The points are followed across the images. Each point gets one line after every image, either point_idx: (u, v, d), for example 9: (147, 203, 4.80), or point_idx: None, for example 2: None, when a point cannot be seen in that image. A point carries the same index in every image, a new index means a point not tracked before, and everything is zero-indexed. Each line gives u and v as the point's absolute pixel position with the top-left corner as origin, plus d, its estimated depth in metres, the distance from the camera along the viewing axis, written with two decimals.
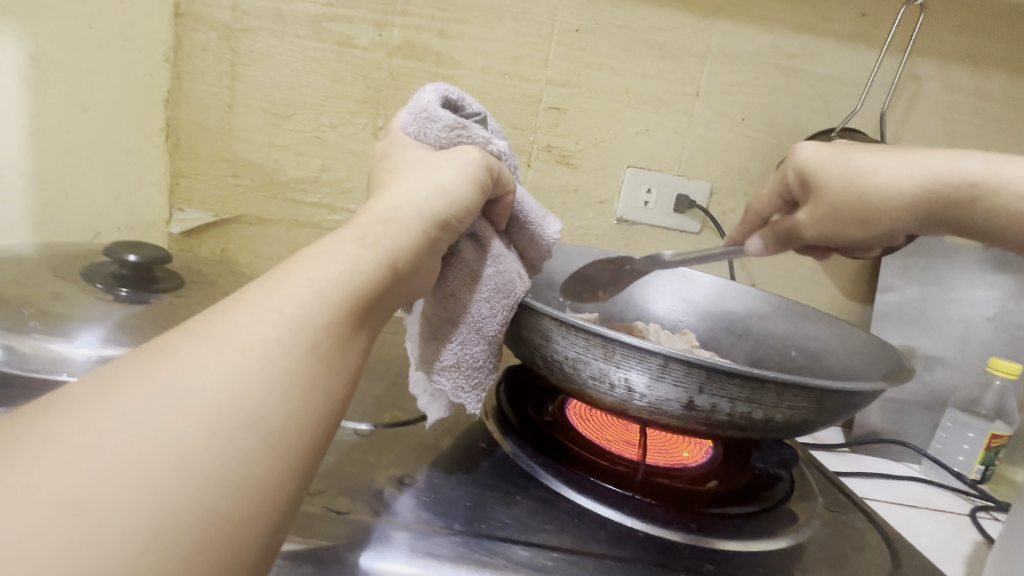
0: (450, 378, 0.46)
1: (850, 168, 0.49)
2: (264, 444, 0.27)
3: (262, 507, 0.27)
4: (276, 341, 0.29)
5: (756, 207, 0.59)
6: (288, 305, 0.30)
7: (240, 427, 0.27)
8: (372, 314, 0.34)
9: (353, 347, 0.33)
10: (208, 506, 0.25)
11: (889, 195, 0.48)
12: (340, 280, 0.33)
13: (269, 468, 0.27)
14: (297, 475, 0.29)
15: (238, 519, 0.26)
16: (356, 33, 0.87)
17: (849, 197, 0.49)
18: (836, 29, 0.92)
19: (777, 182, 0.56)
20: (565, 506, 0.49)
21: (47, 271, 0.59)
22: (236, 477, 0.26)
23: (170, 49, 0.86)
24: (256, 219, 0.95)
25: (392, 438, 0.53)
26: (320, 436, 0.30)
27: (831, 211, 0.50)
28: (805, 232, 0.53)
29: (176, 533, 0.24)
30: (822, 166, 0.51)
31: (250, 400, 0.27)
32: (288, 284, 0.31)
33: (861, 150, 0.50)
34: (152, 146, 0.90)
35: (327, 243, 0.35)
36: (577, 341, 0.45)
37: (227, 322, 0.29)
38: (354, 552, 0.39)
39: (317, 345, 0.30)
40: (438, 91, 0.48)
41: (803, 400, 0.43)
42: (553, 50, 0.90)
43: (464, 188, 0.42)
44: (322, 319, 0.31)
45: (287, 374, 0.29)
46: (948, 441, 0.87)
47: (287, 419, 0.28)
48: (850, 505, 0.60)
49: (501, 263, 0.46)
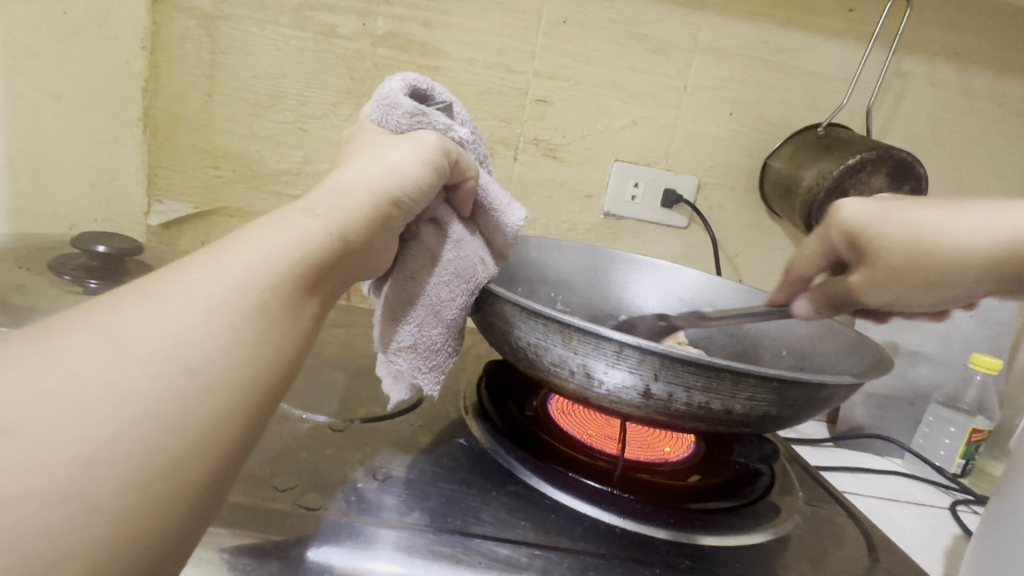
0: (407, 358, 0.44)
1: (915, 227, 0.45)
2: (207, 390, 0.26)
3: (206, 449, 0.26)
4: (222, 295, 0.28)
5: (799, 269, 0.55)
6: (237, 265, 0.30)
7: (181, 372, 0.26)
8: (324, 282, 0.33)
9: (303, 312, 0.31)
10: (145, 442, 0.24)
11: (967, 255, 0.42)
12: (289, 247, 0.32)
13: (213, 412, 0.26)
14: (244, 425, 0.27)
15: (178, 458, 0.25)
16: (339, 21, 0.86)
17: (915, 258, 0.44)
18: (823, 24, 0.92)
19: (821, 241, 0.53)
20: (544, 502, 0.48)
21: (14, 263, 0.57)
22: (178, 417, 0.25)
23: (147, 36, 0.83)
24: (237, 211, 0.93)
25: (369, 434, 0.52)
26: (267, 393, 0.29)
27: (894, 276, 0.46)
28: (860, 295, 0.48)
29: (110, 464, 0.23)
30: (874, 226, 0.47)
31: (194, 347, 0.26)
32: (238, 247, 0.30)
33: (913, 207, 0.46)
34: (129, 135, 0.88)
35: (277, 213, 0.34)
36: (538, 327, 0.44)
37: (176, 276, 0.28)
38: (326, 549, 0.38)
39: (265, 304, 0.29)
40: (405, 81, 0.46)
41: (763, 390, 0.42)
42: (540, 42, 0.89)
43: (420, 170, 0.40)
44: (272, 280, 0.30)
45: (233, 326, 0.28)
46: (930, 435, 0.88)
47: (232, 368, 0.27)
48: (831, 499, 0.60)
49: (461, 248, 0.44)
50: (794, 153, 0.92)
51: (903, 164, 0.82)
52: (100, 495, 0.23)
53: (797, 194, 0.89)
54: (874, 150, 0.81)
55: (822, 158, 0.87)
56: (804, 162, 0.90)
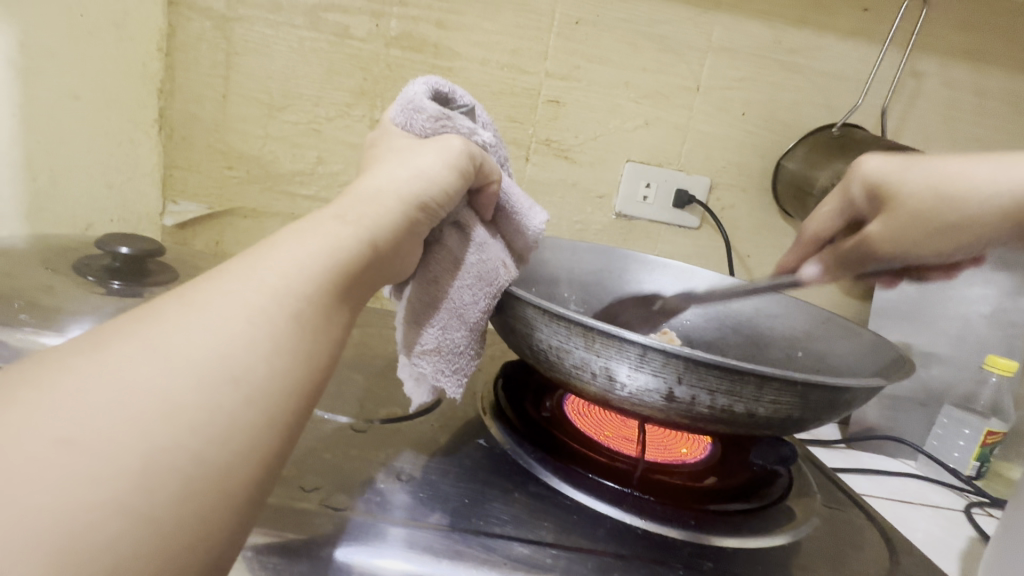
0: (430, 362, 0.44)
1: (931, 177, 0.49)
2: (249, 400, 0.27)
3: (249, 457, 0.26)
4: (259, 306, 0.29)
5: (815, 226, 0.59)
6: (271, 276, 0.30)
7: (224, 381, 0.26)
8: (355, 290, 0.34)
9: (336, 320, 0.32)
10: (193, 452, 0.24)
11: (978, 201, 0.47)
12: (321, 255, 0.32)
13: (255, 422, 0.27)
14: (283, 433, 0.28)
15: (225, 467, 0.25)
16: (353, 23, 0.86)
17: (929, 205, 0.48)
18: (837, 24, 0.91)
19: (841, 198, 0.57)
20: (564, 503, 0.48)
21: (38, 263, 0.58)
22: (223, 428, 0.26)
23: (163, 38, 0.84)
24: (251, 212, 0.94)
25: (389, 434, 0.53)
26: (304, 401, 0.29)
27: (909, 223, 0.50)
28: (874, 247, 0.52)
29: (162, 475, 0.23)
30: (894, 180, 0.51)
31: (235, 357, 0.27)
32: (271, 258, 0.31)
33: (935, 161, 0.50)
34: (144, 135, 0.88)
35: (308, 221, 0.34)
36: (560, 330, 0.44)
37: (214, 287, 0.29)
38: (350, 549, 0.39)
39: (300, 313, 0.30)
40: (427, 85, 0.46)
41: (787, 393, 0.42)
42: (553, 42, 0.89)
43: (445, 174, 0.40)
44: (306, 289, 0.31)
45: (271, 336, 0.28)
46: (944, 437, 0.87)
47: (272, 378, 0.28)
48: (848, 502, 0.60)
49: (484, 251, 0.45)
50: (808, 154, 0.92)
51: None
52: (153, 507, 0.23)
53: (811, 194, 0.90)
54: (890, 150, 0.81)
55: (838, 157, 0.88)
56: (818, 163, 0.90)
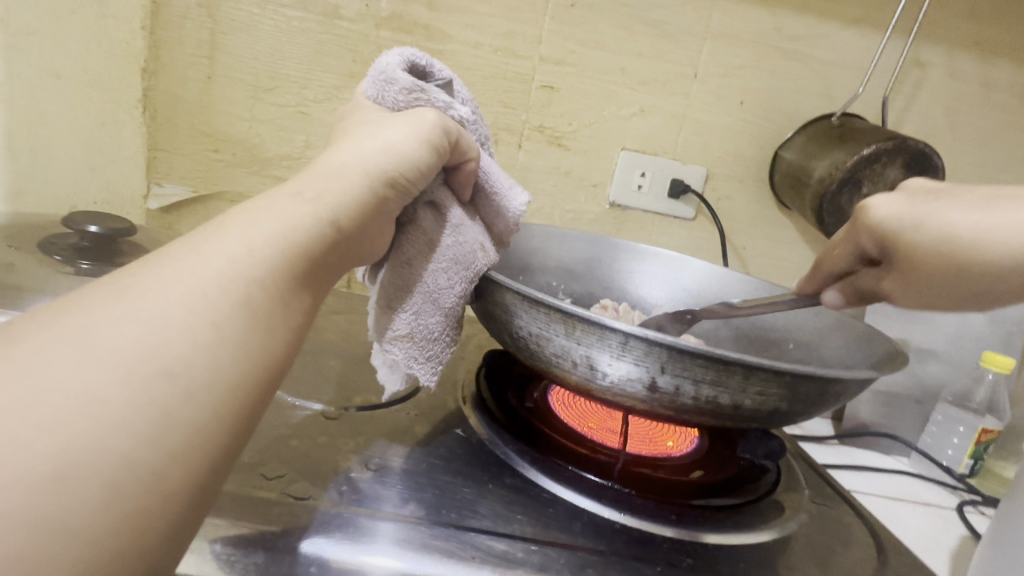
0: (403, 348, 0.42)
1: (943, 228, 0.42)
2: (188, 396, 0.25)
3: (191, 456, 0.24)
4: (201, 294, 0.26)
5: (828, 264, 0.52)
6: (218, 260, 0.28)
7: (160, 378, 0.24)
8: (315, 273, 0.32)
9: (293, 306, 0.30)
10: (121, 454, 0.22)
11: (994, 258, 0.40)
12: (275, 236, 0.30)
13: (195, 418, 0.25)
14: (231, 429, 0.26)
15: (160, 469, 0.23)
16: (342, 3, 0.83)
17: (942, 265, 0.42)
18: (840, 11, 0.89)
19: (849, 238, 0.50)
20: (542, 496, 0.47)
21: (5, 241, 0.56)
22: (157, 427, 0.23)
23: (146, 15, 0.81)
24: (236, 196, 0.92)
25: (363, 423, 0.51)
26: (255, 394, 0.27)
27: (922, 281, 0.44)
28: (892, 299, 0.47)
29: (83, 481, 0.22)
30: (907, 228, 0.44)
31: (172, 350, 0.25)
32: (219, 240, 0.29)
33: (953, 207, 0.42)
34: (128, 117, 0.86)
35: (263, 200, 0.32)
36: (539, 316, 0.43)
37: (153, 273, 0.27)
38: (317, 540, 0.37)
39: (250, 299, 0.28)
40: (403, 56, 0.43)
41: (774, 385, 0.40)
42: (547, 25, 0.87)
43: (417, 149, 0.38)
44: (257, 273, 0.28)
45: (215, 325, 0.26)
46: (938, 435, 0.86)
47: (215, 371, 0.26)
48: (837, 497, 0.58)
49: (460, 233, 0.42)
50: (806, 143, 0.90)
51: (919, 155, 0.79)
52: (73, 514, 0.21)
53: (807, 185, 0.86)
54: (889, 140, 0.79)
55: (835, 149, 0.84)
56: (815, 152, 0.87)
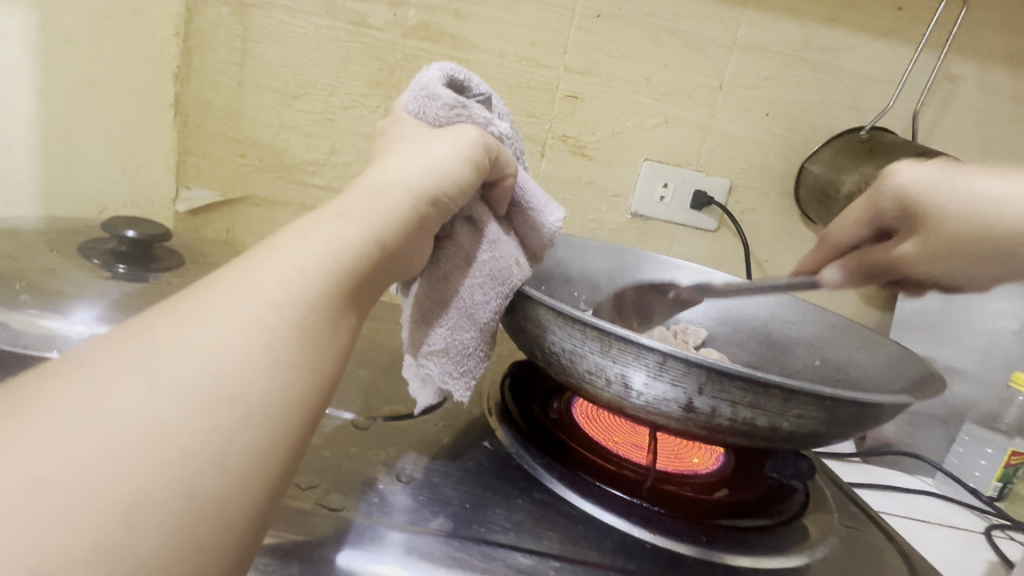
0: (438, 363, 0.42)
1: (975, 194, 0.41)
2: (247, 420, 0.25)
3: (250, 481, 0.25)
4: (256, 319, 0.27)
5: (843, 230, 0.51)
6: (270, 283, 0.28)
7: (220, 403, 0.24)
8: (361, 292, 0.32)
9: (341, 326, 0.30)
10: (186, 482, 0.23)
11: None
12: (324, 258, 0.30)
13: (254, 443, 0.25)
14: (287, 451, 0.26)
15: (222, 495, 0.24)
16: (370, 11, 0.84)
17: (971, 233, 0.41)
18: (870, 23, 0.88)
19: (869, 203, 0.49)
20: (569, 512, 0.46)
21: (44, 245, 0.57)
22: (220, 453, 0.24)
23: (181, 23, 0.84)
24: (263, 200, 0.93)
25: (391, 432, 0.51)
26: (306, 416, 0.28)
27: (944, 252, 0.43)
28: (907, 269, 0.46)
29: (152, 509, 0.22)
30: (929, 191, 0.44)
31: (231, 375, 0.25)
32: (270, 263, 0.29)
33: (982, 174, 0.42)
34: (160, 122, 0.88)
35: (309, 220, 0.32)
36: (574, 333, 0.43)
37: (208, 298, 0.27)
38: (351, 553, 0.37)
39: (302, 322, 0.28)
40: (443, 71, 0.44)
41: (813, 408, 0.40)
42: (573, 35, 0.87)
43: (459, 166, 0.38)
44: (308, 296, 0.29)
45: (271, 349, 0.27)
46: (965, 455, 0.84)
47: (271, 395, 0.26)
48: (866, 519, 0.57)
49: (497, 249, 0.43)
50: (834, 156, 0.89)
51: None
52: (145, 544, 0.21)
53: (836, 200, 0.86)
54: (922, 155, 0.78)
55: (864, 164, 0.84)
56: (844, 166, 0.86)
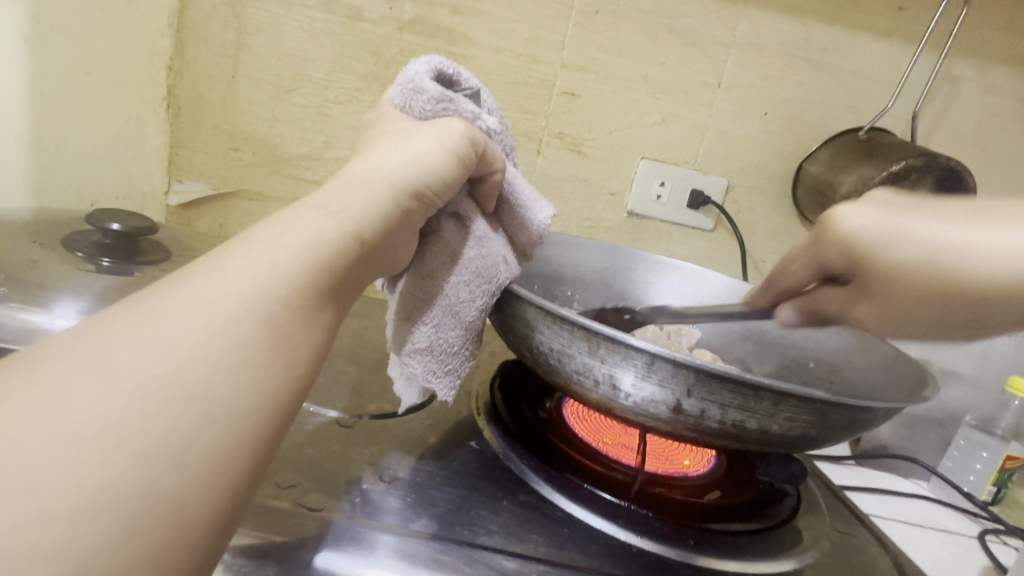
0: (422, 361, 0.41)
1: (923, 245, 0.37)
2: (210, 421, 0.24)
3: (213, 484, 0.24)
4: (223, 315, 0.26)
5: (785, 278, 0.53)
6: (239, 278, 0.27)
7: (181, 403, 0.24)
8: (339, 287, 0.31)
9: (315, 322, 0.29)
10: (143, 485, 0.22)
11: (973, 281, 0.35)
12: (298, 252, 0.29)
13: (218, 444, 0.24)
14: (255, 452, 0.26)
15: (183, 498, 0.23)
16: (365, 5, 0.83)
17: (931, 288, 0.37)
18: (871, 23, 0.87)
19: (809, 252, 0.50)
20: (556, 515, 0.46)
21: (29, 237, 0.56)
22: (180, 454, 0.23)
23: (173, 15, 0.82)
24: (255, 194, 0.92)
25: (377, 431, 0.51)
26: (276, 414, 0.27)
27: (893, 305, 0.40)
28: (853, 316, 0.45)
29: (104, 514, 0.21)
30: (874, 242, 0.41)
31: (193, 373, 0.24)
32: (240, 257, 0.28)
33: (926, 215, 0.39)
34: (152, 115, 0.87)
35: (285, 214, 0.32)
36: (561, 332, 0.42)
37: (172, 294, 0.26)
38: (330, 555, 0.37)
39: (272, 319, 0.27)
40: (430, 64, 0.43)
41: (804, 411, 0.39)
42: (570, 32, 0.86)
43: (444, 160, 0.37)
44: (279, 291, 0.28)
45: (237, 346, 0.26)
46: (960, 460, 0.84)
47: (237, 394, 0.25)
48: (858, 522, 0.57)
49: (484, 246, 0.42)
50: (833, 156, 0.88)
51: (950, 172, 0.78)
52: (97, 550, 0.20)
53: (832, 200, 0.85)
54: (921, 155, 0.77)
55: (862, 164, 0.83)
56: (842, 165, 0.85)
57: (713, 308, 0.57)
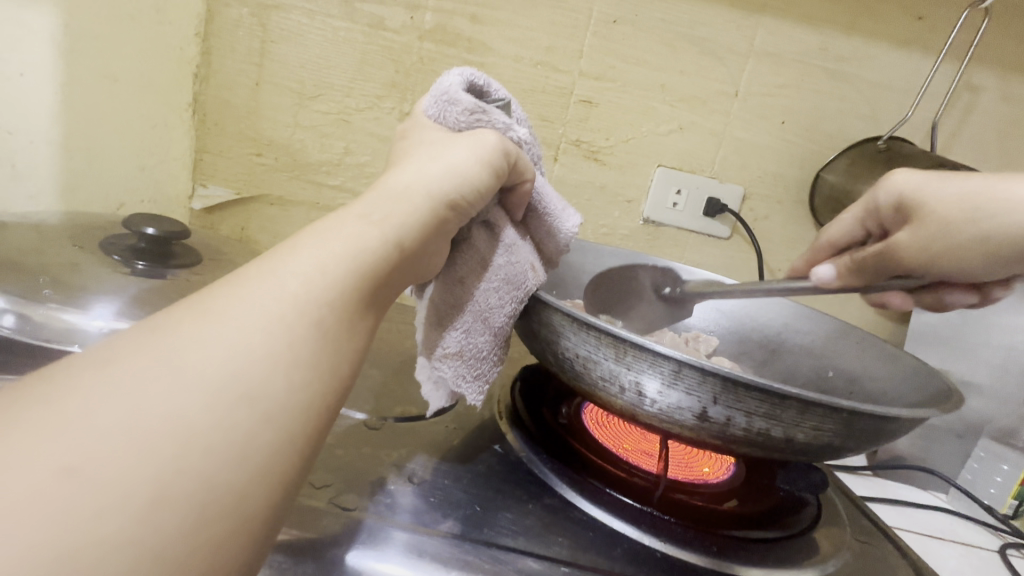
0: (451, 366, 0.42)
1: (963, 193, 0.44)
2: (265, 419, 0.25)
3: (266, 479, 0.25)
4: (277, 317, 0.27)
5: (836, 233, 0.58)
6: (291, 283, 0.29)
7: (240, 400, 0.25)
8: (379, 293, 0.32)
9: (358, 326, 0.31)
10: (206, 477, 0.23)
11: (1006, 223, 0.42)
12: (344, 259, 0.31)
13: (272, 441, 0.25)
14: (303, 449, 0.27)
15: (240, 490, 0.24)
16: (387, 14, 0.85)
17: (950, 223, 0.45)
18: (889, 32, 0.87)
19: (866, 211, 0.54)
20: (580, 519, 0.46)
21: (67, 240, 0.58)
22: (238, 450, 0.24)
23: (201, 23, 0.85)
24: (277, 199, 0.94)
25: (403, 433, 0.52)
26: (322, 414, 0.28)
27: (927, 240, 0.46)
28: (895, 256, 0.48)
29: (172, 505, 0.22)
30: (919, 192, 0.48)
31: (252, 372, 0.25)
32: (292, 262, 0.29)
33: (987, 175, 0.44)
34: (178, 121, 0.90)
35: (331, 220, 0.33)
36: (588, 339, 0.42)
37: (230, 295, 0.27)
38: (362, 553, 0.38)
39: (322, 322, 0.28)
40: (463, 77, 0.44)
41: (829, 420, 0.39)
42: (588, 41, 0.87)
43: (478, 171, 0.38)
44: (328, 296, 0.29)
45: (290, 348, 0.27)
46: (980, 472, 0.84)
47: (290, 393, 0.26)
48: (879, 533, 0.56)
49: (513, 253, 0.43)
50: (850, 165, 0.88)
51: None
52: (164, 538, 0.22)
53: None
54: (941, 165, 0.77)
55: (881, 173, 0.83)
56: (860, 174, 0.86)
57: (754, 283, 0.56)
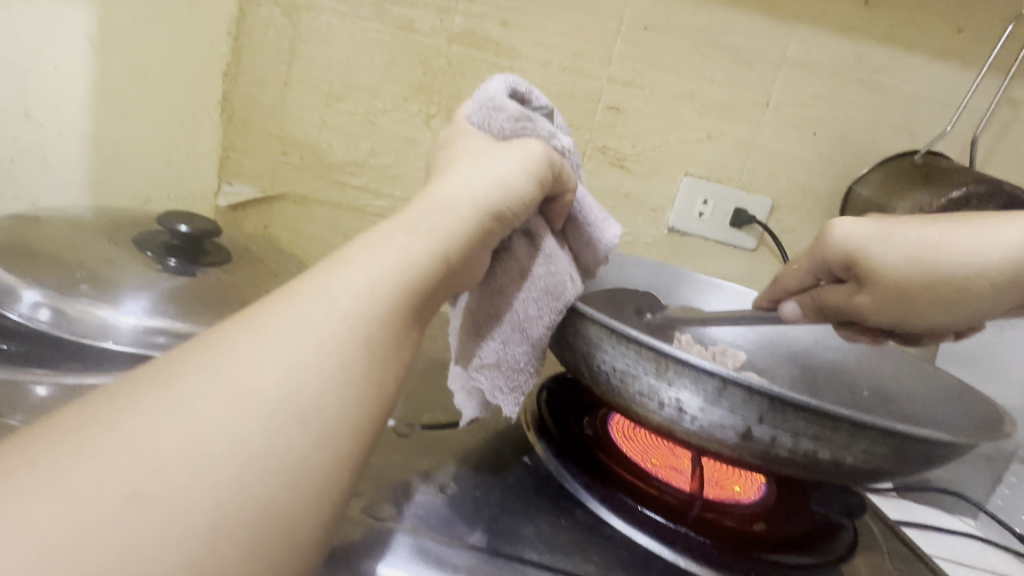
0: (489, 376, 0.42)
1: (909, 255, 0.44)
2: (317, 441, 0.25)
3: (319, 503, 0.25)
4: (330, 336, 0.27)
5: (787, 278, 0.52)
6: (342, 299, 0.28)
7: (295, 422, 0.24)
8: (424, 307, 0.32)
9: (404, 342, 0.30)
10: (263, 502, 0.23)
11: (984, 268, 0.42)
12: (394, 274, 0.30)
13: (324, 464, 0.25)
14: (352, 471, 0.26)
15: (294, 515, 0.24)
16: (417, 17, 0.85)
17: (928, 278, 0.43)
18: (928, 44, 0.85)
19: (811, 258, 0.50)
20: (614, 536, 0.45)
21: (102, 235, 0.58)
22: (292, 474, 0.24)
23: (232, 22, 0.85)
24: (301, 198, 0.94)
25: (432, 441, 0.51)
26: (370, 433, 0.27)
27: (895, 299, 0.44)
28: (861, 316, 0.46)
29: (230, 531, 0.22)
30: (870, 247, 0.45)
31: (306, 394, 0.25)
32: (342, 277, 0.29)
33: (912, 224, 0.45)
34: (207, 117, 0.89)
35: (378, 232, 0.32)
36: (628, 352, 0.41)
37: (283, 311, 0.27)
38: (395, 566, 0.37)
39: (371, 339, 0.28)
40: (506, 83, 0.43)
41: (880, 445, 0.38)
42: (618, 47, 0.86)
43: (523, 181, 0.38)
44: (378, 313, 0.29)
45: (342, 367, 0.26)
46: (1012, 498, 0.81)
47: (341, 414, 0.26)
48: (919, 562, 0.54)
49: (553, 263, 0.42)
50: (886, 181, 0.86)
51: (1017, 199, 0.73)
52: (226, 566, 0.21)
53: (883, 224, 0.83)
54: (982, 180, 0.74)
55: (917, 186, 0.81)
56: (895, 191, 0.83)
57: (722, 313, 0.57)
